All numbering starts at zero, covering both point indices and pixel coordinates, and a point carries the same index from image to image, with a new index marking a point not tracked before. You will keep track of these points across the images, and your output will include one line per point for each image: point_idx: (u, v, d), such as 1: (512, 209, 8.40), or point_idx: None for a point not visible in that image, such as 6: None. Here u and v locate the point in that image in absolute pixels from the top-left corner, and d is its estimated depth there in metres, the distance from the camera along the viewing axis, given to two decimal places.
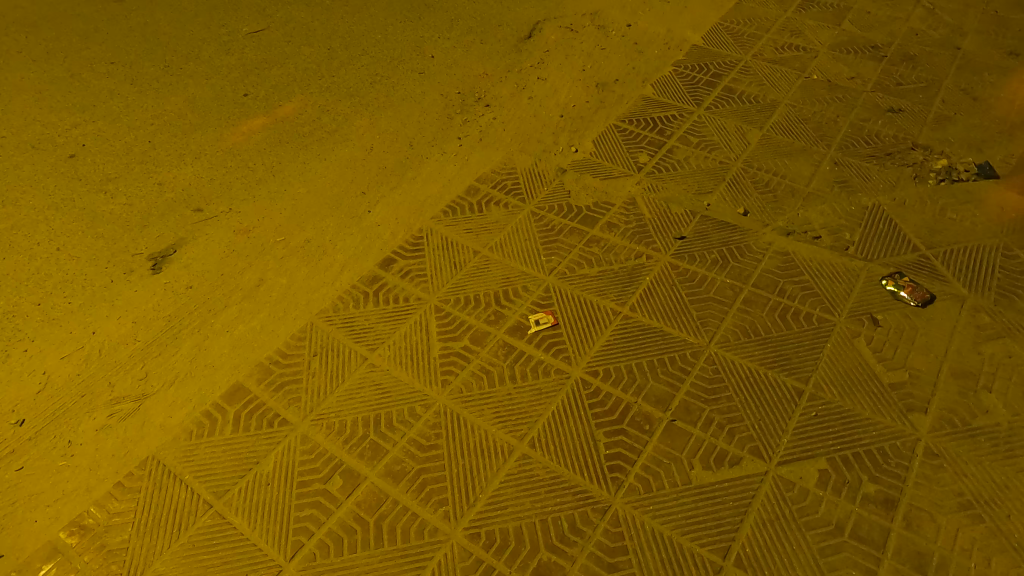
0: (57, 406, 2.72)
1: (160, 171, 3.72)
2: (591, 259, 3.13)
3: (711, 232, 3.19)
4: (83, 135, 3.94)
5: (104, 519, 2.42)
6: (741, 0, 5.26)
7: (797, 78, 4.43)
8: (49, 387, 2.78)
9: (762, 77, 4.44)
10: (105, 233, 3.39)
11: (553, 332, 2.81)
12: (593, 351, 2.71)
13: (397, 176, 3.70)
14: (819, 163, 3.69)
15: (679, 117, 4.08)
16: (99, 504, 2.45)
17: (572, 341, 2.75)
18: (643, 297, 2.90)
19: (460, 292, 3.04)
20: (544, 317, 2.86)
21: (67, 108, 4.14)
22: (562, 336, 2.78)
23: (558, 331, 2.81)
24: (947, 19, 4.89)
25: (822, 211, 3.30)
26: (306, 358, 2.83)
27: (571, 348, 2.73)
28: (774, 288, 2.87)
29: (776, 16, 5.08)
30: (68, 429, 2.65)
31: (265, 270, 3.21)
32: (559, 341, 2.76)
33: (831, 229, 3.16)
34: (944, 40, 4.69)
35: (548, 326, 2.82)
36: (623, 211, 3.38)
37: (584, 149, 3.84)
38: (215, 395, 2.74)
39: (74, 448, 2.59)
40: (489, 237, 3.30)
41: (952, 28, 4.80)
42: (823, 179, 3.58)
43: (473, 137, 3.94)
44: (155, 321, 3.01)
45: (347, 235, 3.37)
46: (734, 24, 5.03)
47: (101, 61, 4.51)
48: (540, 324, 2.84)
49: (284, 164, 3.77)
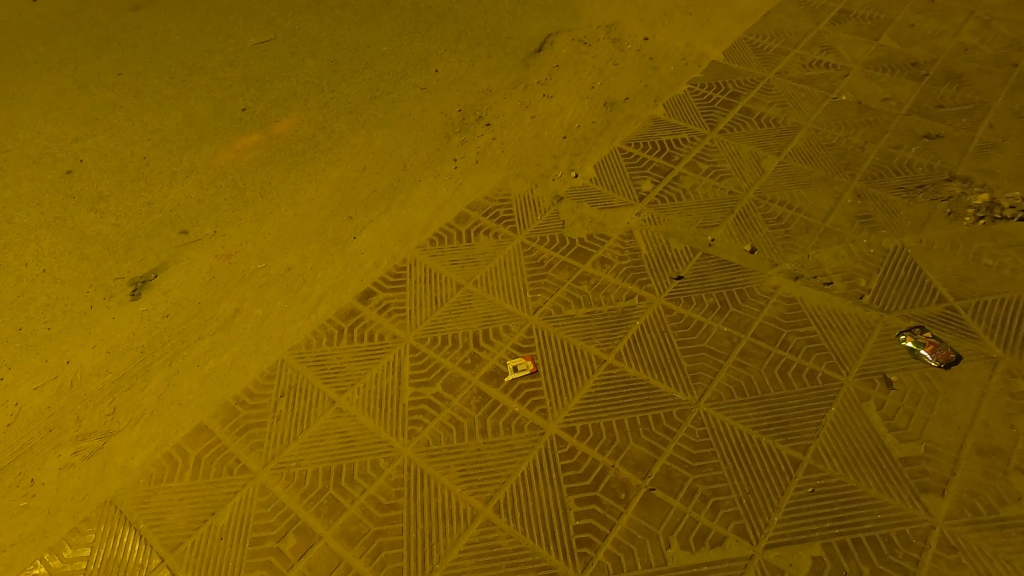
0: (25, 442, 2.63)
1: (150, 190, 3.63)
2: (580, 298, 2.92)
3: (711, 273, 2.96)
4: (83, 149, 3.90)
5: (57, 567, 2.31)
6: (769, 12, 4.96)
7: (823, 99, 4.14)
8: (20, 419, 2.69)
9: (784, 98, 4.17)
10: (91, 254, 3.31)
11: (532, 380, 2.60)
12: (572, 404, 2.50)
13: (386, 201, 3.52)
14: (841, 196, 3.42)
15: (689, 142, 3.86)
16: (54, 551, 2.35)
17: (550, 392, 2.55)
18: (632, 345, 2.69)
19: (439, 329, 2.86)
20: (523, 363, 2.67)
21: (72, 121, 4.10)
22: (541, 385, 2.58)
23: (538, 379, 2.60)
24: (1005, 32, 4.52)
25: (837, 252, 3.03)
26: (273, 399, 2.67)
27: (548, 400, 2.52)
28: (776, 340, 2.63)
29: (807, 30, 4.77)
30: (31, 466, 2.55)
31: (242, 299, 3.08)
32: (537, 391, 2.56)
33: (845, 274, 2.89)
34: (999, 57, 4.32)
35: (527, 373, 2.62)
36: (618, 245, 3.16)
37: (585, 174, 3.63)
38: (177, 436, 2.60)
39: (36, 488, 2.49)
40: (475, 270, 3.11)
41: (1010, 42, 4.43)
42: (844, 214, 3.30)
43: (469, 159, 3.75)
44: (129, 351, 2.91)
45: (329, 263, 3.21)
46: (759, 38, 4.74)
47: (108, 72, 4.48)
48: (519, 371, 2.64)
49: (275, 185, 3.63)
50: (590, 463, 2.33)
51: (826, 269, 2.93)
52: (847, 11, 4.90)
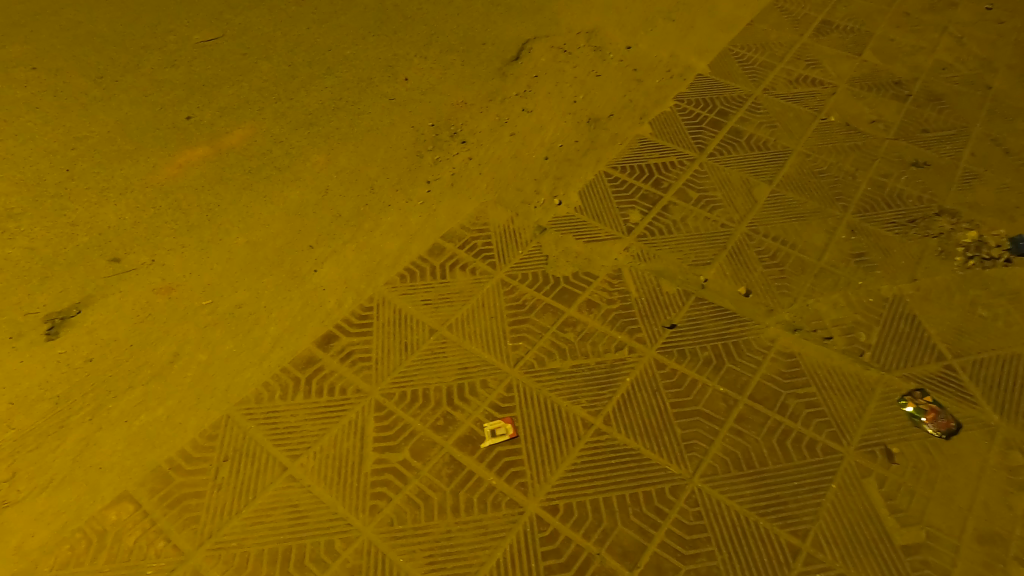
0: None
1: (73, 209, 3.33)
2: (563, 347, 2.69)
3: (705, 322, 2.77)
4: None
5: None
6: (753, 21, 4.73)
7: (811, 120, 3.94)
8: None
9: (774, 118, 3.96)
10: (1, 283, 3.01)
11: (511, 446, 2.37)
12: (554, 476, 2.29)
13: (353, 228, 3.21)
14: (834, 231, 3.21)
15: (679, 165, 3.63)
16: None
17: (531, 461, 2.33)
18: (622, 407, 2.48)
19: (410, 383, 2.58)
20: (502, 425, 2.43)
21: None
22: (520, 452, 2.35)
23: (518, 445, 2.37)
24: (977, 51, 4.37)
25: (836, 301, 2.85)
26: (215, 464, 2.39)
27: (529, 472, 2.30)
28: (774, 404, 2.47)
29: (789, 41, 4.56)
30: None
31: (181, 343, 2.77)
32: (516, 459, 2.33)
33: (844, 327, 2.72)
34: (973, 77, 4.18)
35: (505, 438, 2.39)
36: (605, 287, 2.92)
37: (569, 203, 3.37)
38: (94, 507, 2.32)
39: None
40: (450, 312, 2.83)
41: (983, 61, 4.29)
42: (838, 251, 3.11)
43: (443, 182, 3.45)
44: (41, 403, 2.60)
45: (286, 303, 2.89)
46: (745, 49, 4.50)
47: (23, 68, 4.15)
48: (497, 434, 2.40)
49: (223, 208, 3.33)
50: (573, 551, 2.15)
51: (826, 321, 2.75)
52: (828, 22, 4.70)
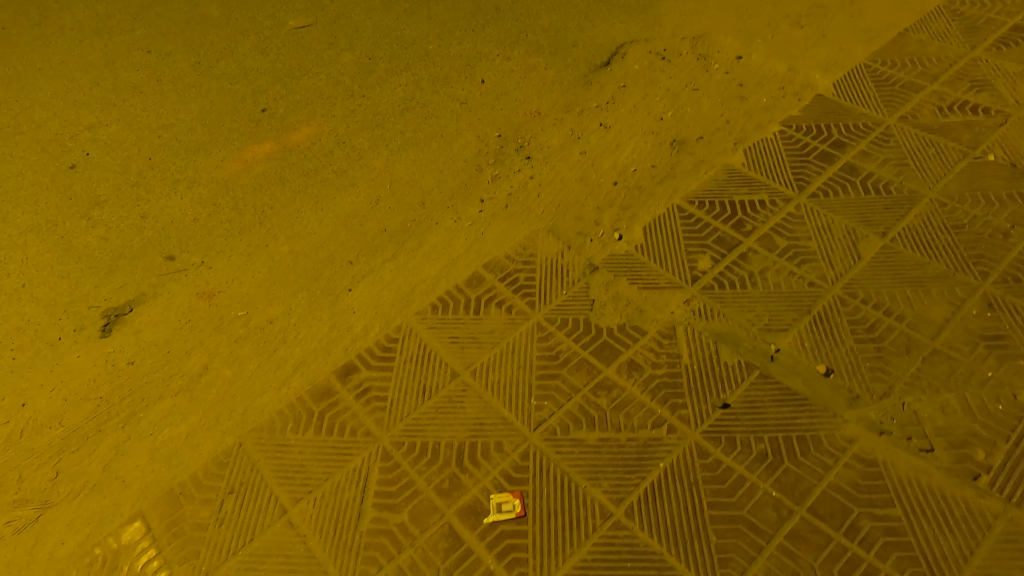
0: None
1: (146, 201, 3.33)
2: (592, 415, 2.39)
3: (767, 406, 2.39)
4: (93, 140, 3.66)
5: None
6: (906, 30, 4.08)
7: (961, 157, 3.34)
8: None
9: (907, 153, 3.40)
10: (70, 272, 3.05)
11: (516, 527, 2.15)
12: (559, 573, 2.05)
13: (394, 246, 3.03)
14: (964, 303, 2.71)
15: (770, 206, 3.18)
16: None
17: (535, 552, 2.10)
18: (652, 500, 2.18)
19: (420, 432, 2.41)
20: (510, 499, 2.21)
21: (92, 103, 3.87)
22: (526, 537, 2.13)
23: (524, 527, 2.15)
24: None
25: (946, 402, 2.40)
26: (220, 495, 2.34)
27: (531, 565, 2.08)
28: (841, 523, 2.11)
29: (951, 57, 3.89)
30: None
31: (212, 353, 2.73)
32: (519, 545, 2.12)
33: (953, 438, 2.30)
34: None
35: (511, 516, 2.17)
36: (652, 346, 2.58)
37: (631, 239, 3.03)
38: (114, 523, 2.32)
39: None
40: (476, 354, 2.61)
41: None
42: (964, 330, 2.61)
43: (498, 203, 3.19)
44: (86, 402, 2.62)
45: (316, 322, 2.78)
46: (889, 65, 3.89)
47: (138, 48, 4.23)
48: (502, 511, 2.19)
49: (276, 210, 3.25)
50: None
51: (926, 428, 2.32)
52: (1008, 38, 3.96)
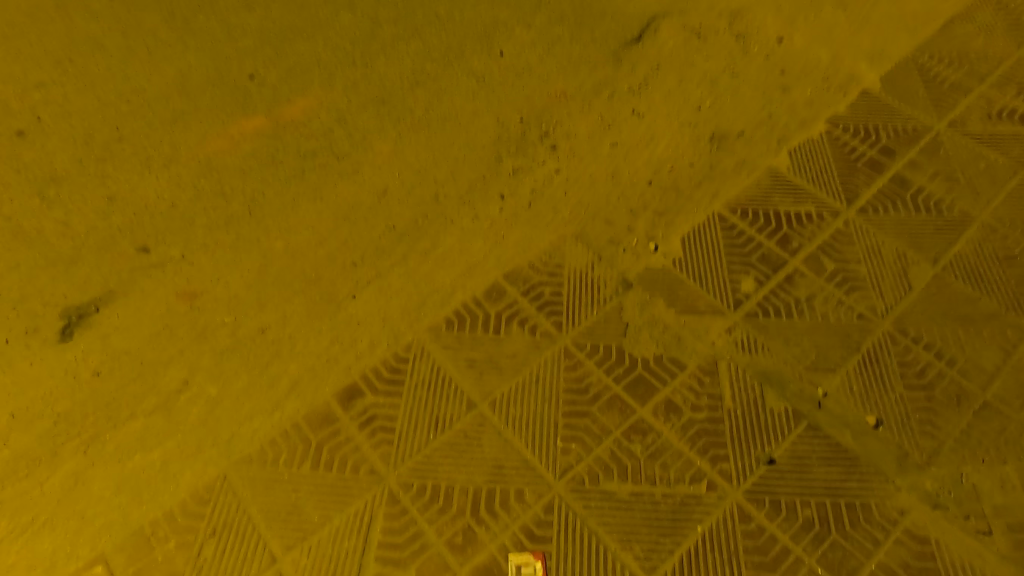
0: None
1: (113, 179, 2.96)
2: (624, 464, 2.15)
3: (814, 465, 2.19)
4: (45, 103, 3.22)
5: None
6: (955, 18, 3.66)
7: (1010, 176, 3.05)
8: None
9: (955, 165, 3.08)
10: (25, 260, 2.72)
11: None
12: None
13: (404, 246, 2.71)
14: (1016, 348, 2.48)
15: (818, 221, 2.85)
16: None
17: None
18: (689, 571, 1.98)
19: (432, 472, 2.15)
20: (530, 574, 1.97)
21: (42, 58, 3.38)
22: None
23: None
24: None
25: (1003, 473, 2.20)
26: (199, 538, 2.11)
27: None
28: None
29: (1000, 55, 3.53)
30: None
31: (191, 366, 2.44)
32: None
33: (1009, 519, 2.12)
34: None
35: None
36: (692, 385, 2.32)
37: (668, 251, 2.71)
38: (70, 565, 2.10)
39: None
40: (496, 383, 2.33)
41: None
42: (1016, 381, 2.40)
43: (520, 201, 2.85)
44: (40, 420, 2.35)
45: (314, 335, 2.49)
46: (938, 59, 3.51)
47: None
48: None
49: (267, 198, 2.90)
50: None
51: (984, 506, 2.14)
52: None
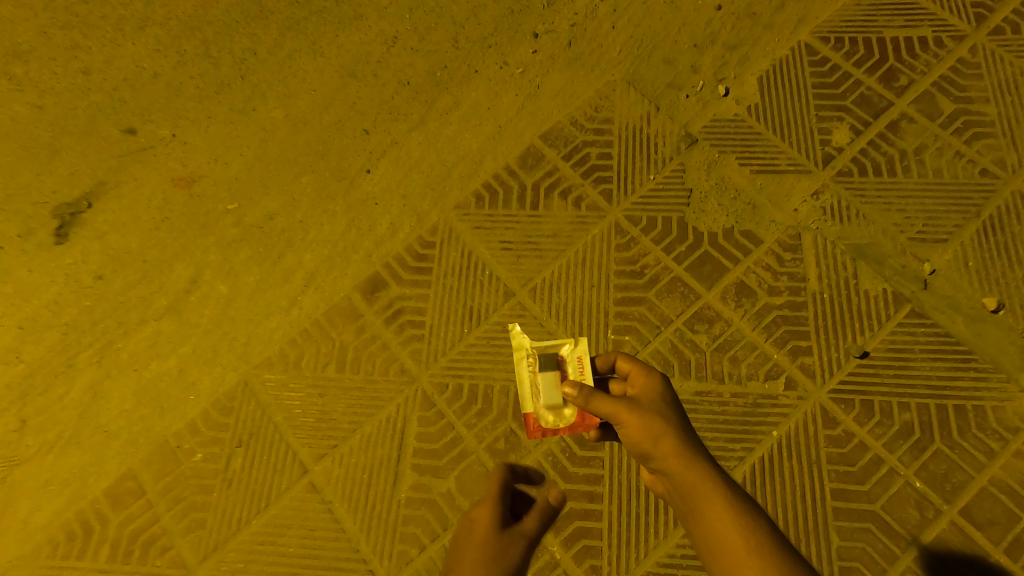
0: None
1: (88, 47, 2.35)
2: (685, 358, 1.86)
3: (917, 356, 1.79)
4: None
5: None
6: None
7: None
8: None
9: None
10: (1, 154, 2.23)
11: (670, 448, 1.47)
12: (771, 534, 1.36)
13: (423, 105, 2.26)
14: None
15: (941, 53, 2.22)
16: None
17: (723, 510, 1.39)
18: (762, 482, 1.72)
19: (468, 370, 1.92)
20: (618, 360, 1.68)
21: None
22: (679, 470, 1.46)
23: (673, 440, 1.48)
24: None
25: None
26: (225, 450, 1.90)
27: (714, 530, 1.38)
28: (1001, 537, 1.62)
29: None
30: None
31: (195, 261, 2.11)
32: (684, 492, 1.46)
33: None
34: None
35: (623, 406, 1.51)
36: (769, 264, 1.94)
37: (742, 96, 2.20)
38: (97, 487, 1.87)
39: None
40: (536, 267, 2.03)
41: None
42: None
43: (559, 39, 2.30)
44: (46, 330, 2.03)
45: (327, 220, 2.14)
46: None
47: None
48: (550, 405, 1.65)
49: (260, 57, 2.34)
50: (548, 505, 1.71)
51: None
52: None
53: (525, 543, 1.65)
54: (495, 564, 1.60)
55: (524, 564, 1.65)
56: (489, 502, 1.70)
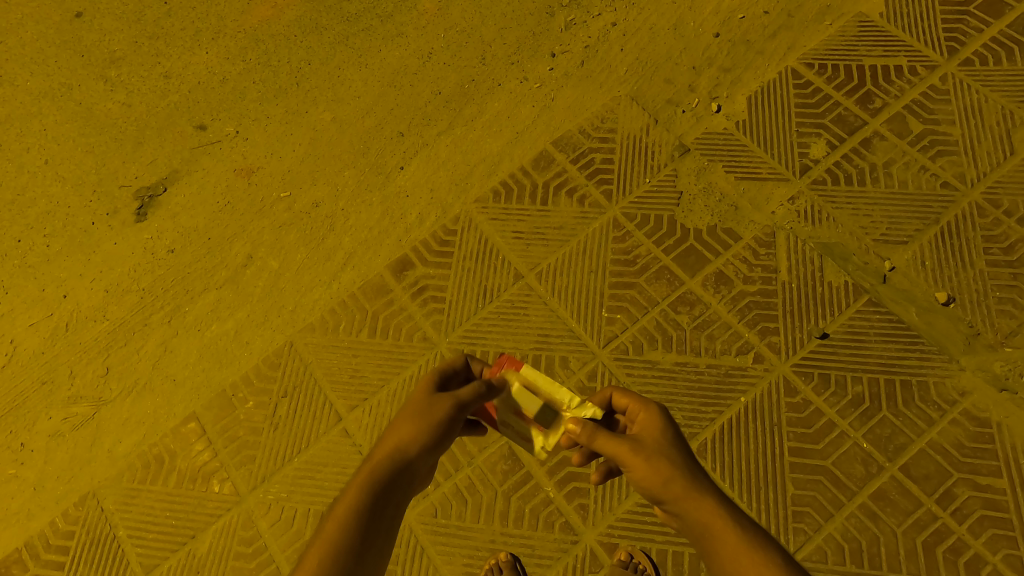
0: (18, 391, 2.30)
1: (169, 57, 2.75)
2: (668, 334, 2.15)
3: (871, 338, 2.06)
4: None
5: (35, 553, 2.10)
6: None
7: None
8: (12, 360, 2.35)
9: None
10: (95, 145, 2.63)
11: (679, 488, 1.41)
12: (791, 569, 1.26)
13: (452, 113, 2.59)
14: None
15: (913, 78, 2.44)
16: (38, 538, 2.11)
17: (738, 546, 1.31)
18: (729, 440, 1.99)
19: (481, 340, 2.24)
20: (615, 395, 1.64)
21: None
22: (690, 508, 1.39)
23: (680, 476, 1.42)
24: None
25: None
26: (273, 399, 2.23)
27: (730, 572, 1.29)
28: (934, 489, 1.89)
29: None
30: (19, 425, 2.25)
31: (252, 239, 2.45)
32: (699, 534, 1.38)
33: None
34: None
35: (625, 448, 1.45)
36: (746, 257, 2.23)
37: (732, 112, 2.48)
38: (167, 425, 2.22)
39: (24, 454, 2.22)
40: (544, 255, 2.34)
41: None
42: None
43: (573, 59, 2.62)
44: (128, 293, 2.40)
45: (365, 209, 2.47)
46: None
47: None
48: (516, 375, 1.58)
49: (314, 68, 2.71)
50: (488, 383, 1.56)
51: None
52: None
53: (456, 407, 1.51)
54: (422, 424, 1.48)
55: (450, 429, 1.50)
56: (424, 380, 1.61)
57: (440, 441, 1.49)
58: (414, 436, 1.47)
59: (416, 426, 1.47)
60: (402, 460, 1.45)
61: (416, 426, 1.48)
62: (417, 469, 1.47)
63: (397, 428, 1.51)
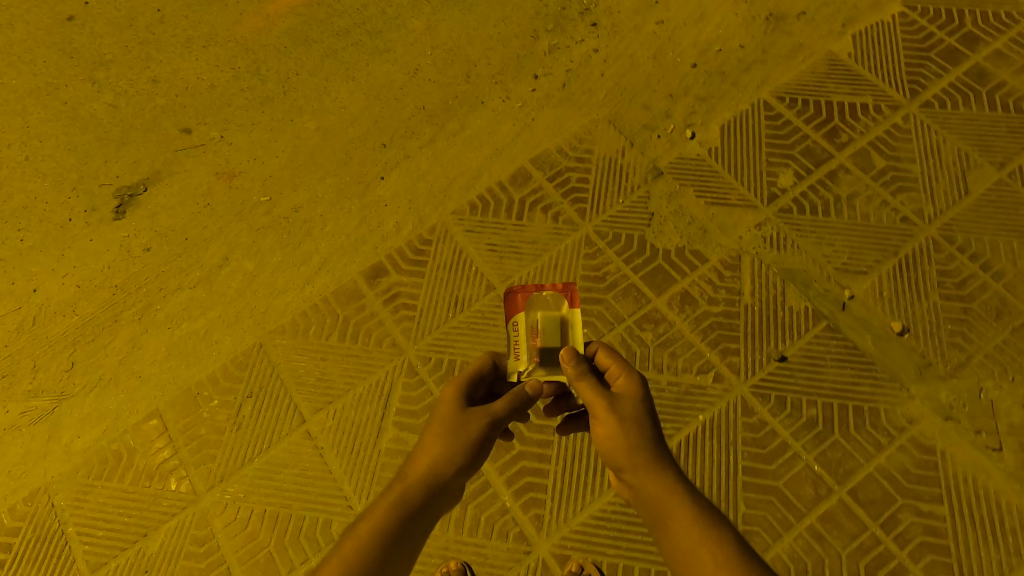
0: None
1: (159, 62, 2.80)
2: (632, 351, 2.19)
3: (827, 364, 2.11)
4: None
5: None
6: None
7: None
8: None
9: None
10: (78, 143, 2.66)
11: (641, 459, 1.41)
12: (739, 548, 1.28)
13: (434, 127, 2.65)
14: None
15: (879, 116, 2.53)
16: None
17: (689, 522, 1.32)
18: (686, 457, 2.02)
19: (449, 348, 2.27)
20: (598, 352, 1.60)
21: None
22: (647, 478, 1.40)
23: (646, 449, 1.42)
24: None
25: None
26: (238, 399, 2.24)
27: (676, 543, 1.32)
28: (879, 513, 1.92)
29: None
30: None
31: (228, 240, 2.48)
32: (651, 506, 1.39)
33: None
34: None
35: (603, 401, 1.46)
36: (711, 279, 2.28)
37: (706, 139, 2.55)
38: (128, 422, 2.22)
39: None
40: (515, 268, 2.38)
41: None
42: None
43: (554, 82, 2.69)
44: (100, 290, 2.42)
45: (343, 216, 2.51)
46: None
47: None
48: (569, 313, 1.58)
49: (302, 78, 2.77)
50: (523, 394, 1.50)
51: (998, 422, 2.01)
52: None
53: (489, 420, 1.49)
54: (454, 439, 1.46)
55: (484, 447, 1.48)
56: (454, 387, 1.57)
57: (472, 462, 1.47)
58: (447, 456, 1.45)
59: (450, 446, 1.45)
60: (437, 484, 1.43)
61: (449, 443, 1.46)
62: (450, 490, 1.45)
63: (425, 448, 1.48)
